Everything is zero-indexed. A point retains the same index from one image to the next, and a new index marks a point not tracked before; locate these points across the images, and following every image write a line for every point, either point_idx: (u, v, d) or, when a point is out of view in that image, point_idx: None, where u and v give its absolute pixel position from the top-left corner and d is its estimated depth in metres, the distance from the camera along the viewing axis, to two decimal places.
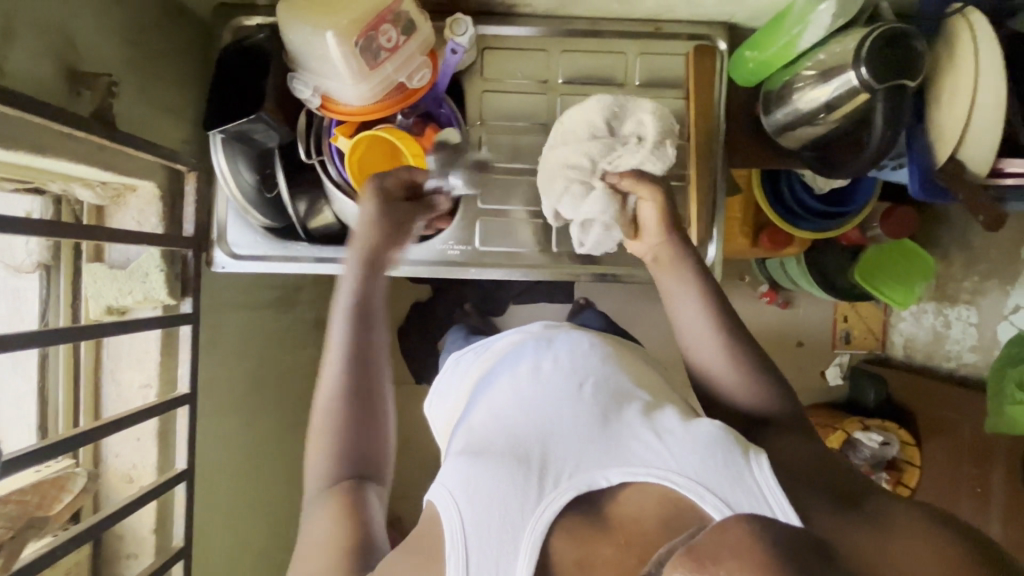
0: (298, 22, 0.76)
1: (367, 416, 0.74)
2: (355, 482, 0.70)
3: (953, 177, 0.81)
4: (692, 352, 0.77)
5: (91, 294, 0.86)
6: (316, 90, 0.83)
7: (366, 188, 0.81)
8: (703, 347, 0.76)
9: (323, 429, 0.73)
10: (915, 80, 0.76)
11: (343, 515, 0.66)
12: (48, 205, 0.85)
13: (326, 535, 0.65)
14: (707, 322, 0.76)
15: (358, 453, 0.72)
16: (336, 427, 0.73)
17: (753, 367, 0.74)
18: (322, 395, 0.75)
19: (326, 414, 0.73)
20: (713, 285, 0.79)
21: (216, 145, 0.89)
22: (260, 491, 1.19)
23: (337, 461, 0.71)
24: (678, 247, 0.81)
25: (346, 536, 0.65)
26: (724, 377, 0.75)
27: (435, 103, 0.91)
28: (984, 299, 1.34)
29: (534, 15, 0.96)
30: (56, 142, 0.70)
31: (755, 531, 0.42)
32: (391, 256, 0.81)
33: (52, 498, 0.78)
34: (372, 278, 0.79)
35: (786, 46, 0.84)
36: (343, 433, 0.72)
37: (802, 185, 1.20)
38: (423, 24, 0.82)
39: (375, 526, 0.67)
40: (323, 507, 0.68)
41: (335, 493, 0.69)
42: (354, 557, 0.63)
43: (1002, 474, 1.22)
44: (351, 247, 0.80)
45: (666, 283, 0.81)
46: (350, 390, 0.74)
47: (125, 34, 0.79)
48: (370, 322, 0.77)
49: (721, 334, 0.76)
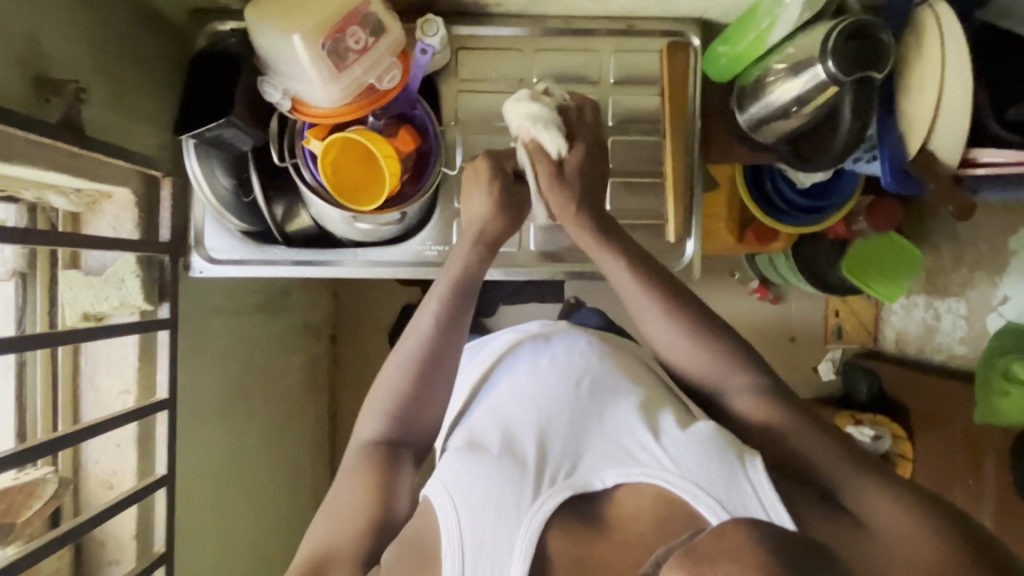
0: (267, 26, 0.78)
1: (428, 393, 0.75)
2: (397, 452, 0.73)
3: (925, 169, 0.82)
4: (657, 344, 0.76)
5: (68, 301, 0.86)
6: (287, 92, 0.84)
7: (482, 165, 0.81)
8: (661, 335, 0.74)
9: (387, 392, 0.74)
10: (883, 71, 0.76)
11: (375, 493, 0.68)
12: (23, 212, 0.84)
13: (352, 503, 0.67)
14: (644, 295, 0.75)
15: (407, 424, 0.74)
16: (400, 395, 0.74)
17: (720, 355, 0.72)
18: (398, 357, 0.76)
19: (399, 375, 0.75)
20: (655, 265, 0.77)
21: (190, 150, 0.89)
22: (247, 496, 1.19)
23: (387, 427, 0.73)
24: (590, 227, 0.79)
25: (367, 511, 0.67)
26: (687, 365, 0.74)
27: (409, 104, 0.91)
28: (973, 291, 1.33)
29: (507, 15, 0.96)
30: (23, 149, 0.70)
31: (757, 539, 0.43)
32: (502, 240, 0.82)
33: (21, 504, 0.81)
34: (485, 258, 0.80)
35: (757, 41, 0.85)
36: (403, 404, 0.74)
37: (784, 180, 1.19)
38: (393, 25, 0.83)
39: (403, 503, 0.69)
40: (356, 472, 0.70)
41: (374, 460, 0.71)
42: (374, 537, 0.66)
43: (994, 467, 1.21)
44: (467, 229, 0.81)
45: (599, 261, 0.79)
46: (426, 359, 0.75)
47: (95, 41, 0.80)
48: (466, 301, 0.78)
49: (684, 323, 0.73)
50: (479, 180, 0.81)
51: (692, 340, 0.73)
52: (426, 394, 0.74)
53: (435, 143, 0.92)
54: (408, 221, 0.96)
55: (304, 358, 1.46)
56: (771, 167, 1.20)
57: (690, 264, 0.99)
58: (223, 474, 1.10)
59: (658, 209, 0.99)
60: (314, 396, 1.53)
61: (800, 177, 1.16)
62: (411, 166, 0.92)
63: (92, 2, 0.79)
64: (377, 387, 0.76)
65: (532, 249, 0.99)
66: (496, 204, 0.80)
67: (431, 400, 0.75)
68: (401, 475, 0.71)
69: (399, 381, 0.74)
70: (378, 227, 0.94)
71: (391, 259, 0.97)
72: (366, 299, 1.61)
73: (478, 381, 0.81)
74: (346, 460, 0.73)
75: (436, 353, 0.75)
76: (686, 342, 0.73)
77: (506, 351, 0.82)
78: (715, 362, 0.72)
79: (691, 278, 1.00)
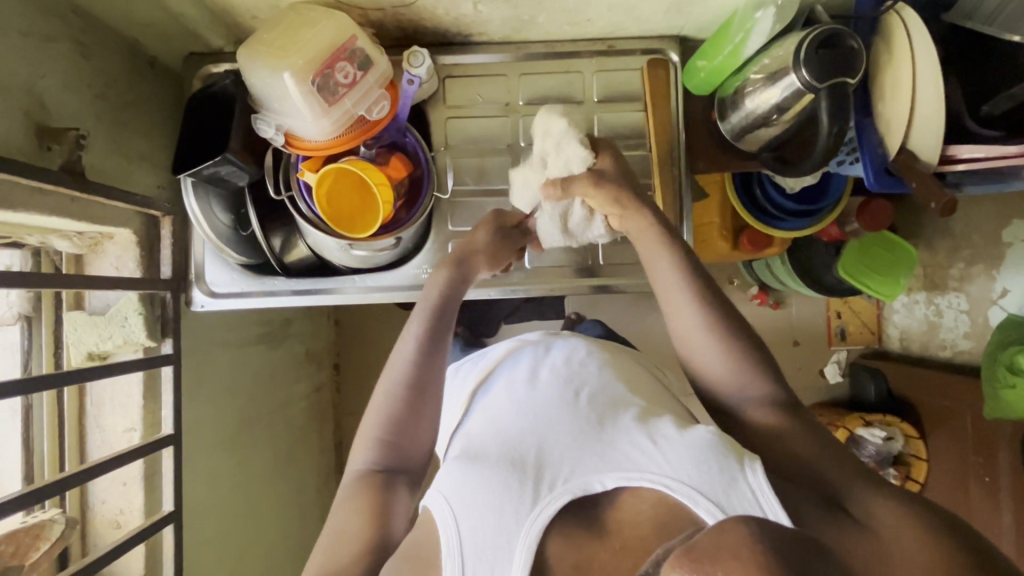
0: (258, 65, 0.82)
1: (417, 413, 0.75)
2: (391, 480, 0.71)
3: (906, 167, 0.84)
4: (671, 315, 0.78)
5: (72, 342, 0.87)
6: (280, 129, 0.87)
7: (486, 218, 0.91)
8: (682, 320, 0.76)
9: (376, 414, 0.75)
10: (856, 77, 0.78)
11: (371, 515, 0.67)
12: (27, 256, 0.87)
13: (348, 525, 0.67)
14: (676, 276, 0.77)
15: (398, 446, 0.73)
16: (392, 417, 0.74)
17: (715, 334, 0.74)
18: (387, 379, 0.77)
19: (388, 397, 0.75)
20: (688, 258, 0.79)
21: (187, 189, 0.92)
22: (255, 529, 1.18)
23: (381, 455, 0.72)
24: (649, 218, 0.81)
25: (364, 535, 0.66)
26: (682, 336, 0.76)
27: (399, 133, 0.94)
28: (972, 285, 1.33)
29: (491, 42, 0.99)
30: (28, 197, 0.73)
31: (755, 531, 0.41)
32: (477, 268, 0.87)
33: (29, 546, 0.80)
34: (462, 285, 0.85)
35: (731, 54, 0.88)
36: (394, 426, 0.73)
37: (774, 186, 1.20)
38: (379, 59, 0.87)
39: (399, 525, 0.68)
40: (351, 496, 0.70)
41: (368, 486, 0.70)
42: (371, 557, 0.64)
43: (1009, 463, 1.19)
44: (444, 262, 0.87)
45: (643, 253, 0.81)
46: (410, 381, 0.75)
47: (94, 90, 0.83)
48: (447, 325, 0.81)
49: (692, 289, 0.77)
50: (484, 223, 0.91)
51: (709, 329, 0.74)
52: (418, 414, 0.75)
53: (427, 169, 0.94)
54: (404, 246, 0.97)
55: (309, 387, 1.47)
56: (761, 174, 1.21)
57: None
58: (231, 509, 1.09)
59: None
60: (319, 425, 1.53)
61: (789, 183, 1.16)
62: (404, 193, 0.95)
63: (91, 53, 0.82)
64: (373, 411, 0.75)
65: (528, 267, 1.00)
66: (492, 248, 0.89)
67: (423, 421, 0.75)
68: (397, 499, 0.70)
69: (390, 401, 0.75)
70: (374, 253, 0.96)
71: (389, 283, 0.99)
72: (369, 326, 1.63)
73: (476, 390, 0.81)
74: (341, 490, 0.72)
75: (426, 373, 0.76)
76: (708, 340, 0.74)
77: (502, 359, 0.83)
78: (704, 330, 0.74)
79: None
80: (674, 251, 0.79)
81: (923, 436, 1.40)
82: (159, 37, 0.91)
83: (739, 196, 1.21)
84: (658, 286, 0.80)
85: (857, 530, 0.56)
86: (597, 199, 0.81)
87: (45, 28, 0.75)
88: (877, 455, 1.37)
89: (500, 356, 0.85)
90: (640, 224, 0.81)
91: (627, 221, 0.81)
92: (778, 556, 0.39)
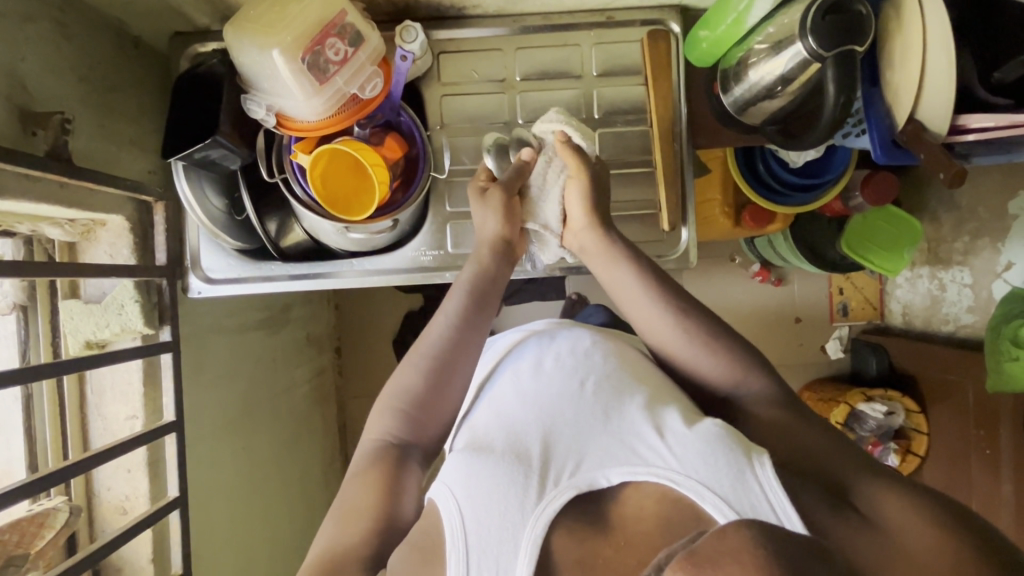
0: (245, 42, 0.79)
1: (441, 390, 0.74)
2: (406, 453, 0.71)
3: (914, 139, 0.83)
4: (648, 333, 0.76)
5: (69, 331, 0.87)
6: (271, 108, 0.85)
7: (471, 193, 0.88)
8: (664, 339, 0.75)
9: (401, 385, 0.74)
10: (864, 44, 0.75)
11: (381, 492, 0.67)
12: (19, 245, 0.85)
13: (364, 499, 0.66)
14: (648, 299, 0.76)
15: (417, 419, 0.73)
16: (417, 391, 0.73)
17: (710, 329, 0.74)
18: (418, 350, 0.76)
19: (416, 368, 0.75)
20: (652, 268, 0.79)
21: (179, 173, 0.90)
22: (261, 510, 1.19)
23: (399, 426, 0.72)
24: (624, 258, 0.80)
25: (376, 510, 0.66)
26: (675, 348, 0.75)
27: (394, 112, 0.92)
28: (977, 259, 1.30)
29: (485, 16, 0.96)
30: (16, 184, 0.71)
31: (757, 535, 0.41)
32: (513, 241, 0.85)
33: (33, 534, 0.80)
34: (502, 261, 0.84)
35: (735, 23, 0.84)
36: (416, 398, 0.73)
37: (777, 160, 1.18)
38: (371, 33, 0.84)
39: (409, 503, 0.68)
40: (369, 468, 0.69)
41: (385, 459, 0.70)
42: (381, 537, 0.64)
43: (1010, 436, 1.18)
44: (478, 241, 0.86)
45: (602, 274, 0.81)
46: (442, 353, 0.75)
47: (77, 72, 0.80)
48: (484, 301, 0.79)
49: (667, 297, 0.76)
50: (485, 198, 0.86)
51: (691, 332, 0.74)
52: (439, 390, 0.74)
53: (422, 148, 0.93)
54: (402, 228, 0.97)
55: (311, 371, 1.47)
56: (763, 149, 1.19)
57: (686, 250, 0.99)
58: (236, 492, 1.10)
59: (650, 198, 0.99)
60: (322, 409, 1.53)
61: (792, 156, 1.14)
62: (399, 173, 0.93)
63: (72, 32, 0.80)
64: (394, 380, 0.75)
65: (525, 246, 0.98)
66: (502, 215, 0.84)
67: (446, 398, 0.74)
68: (410, 473, 0.70)
69: (417, 376, 0.74)
70: (371, 236, 0.94)
71: (387, 267, 0.97)
72: (368, 310, 1.62)
73: (483, 381, 0.81)
74: (357, 459, 0.72)
75: (455, 349, 0.75)
76: (704, 333, 0.73)
77: (510, 350, 0.83)
78: (687, 333, 0.74)
79: (688, 264, 1.00)
80: (638, 269, 0.78)
81: (924, 409, 1.41)
82: (143, 16, 0.88)
83: (741, 171, 1.18)
84: (620, 300, 0.79)
85: (849, 512, 0.57)
86: (580, 184, 0.84)
87: (22, 8, 0.72)
88: (877, 430, 1.39)
89: (509, 346, 0.84)
90: (602, 243, 0.81)
91: (586, 238, 0.83)
92: (778, 556, 0.39)
